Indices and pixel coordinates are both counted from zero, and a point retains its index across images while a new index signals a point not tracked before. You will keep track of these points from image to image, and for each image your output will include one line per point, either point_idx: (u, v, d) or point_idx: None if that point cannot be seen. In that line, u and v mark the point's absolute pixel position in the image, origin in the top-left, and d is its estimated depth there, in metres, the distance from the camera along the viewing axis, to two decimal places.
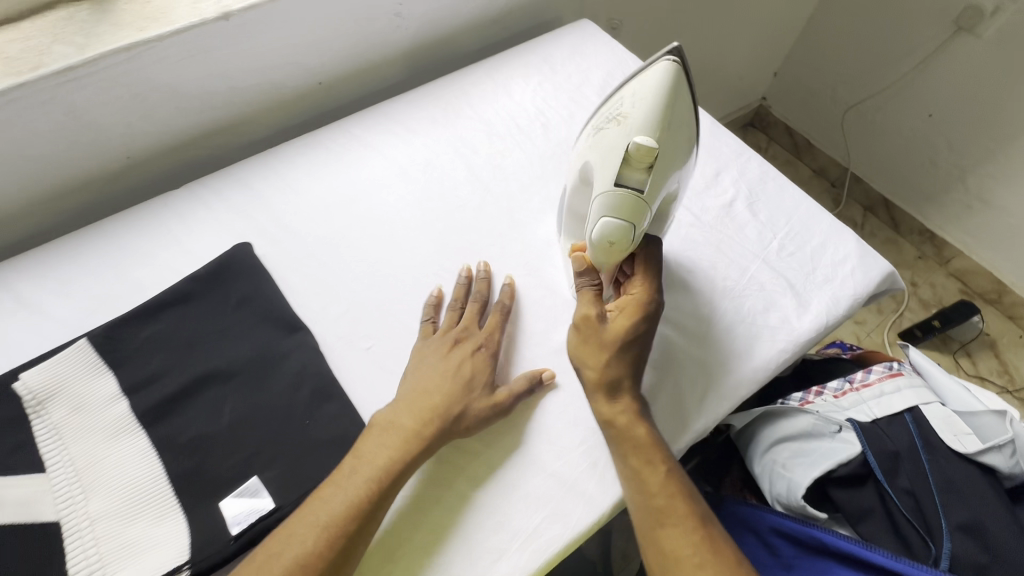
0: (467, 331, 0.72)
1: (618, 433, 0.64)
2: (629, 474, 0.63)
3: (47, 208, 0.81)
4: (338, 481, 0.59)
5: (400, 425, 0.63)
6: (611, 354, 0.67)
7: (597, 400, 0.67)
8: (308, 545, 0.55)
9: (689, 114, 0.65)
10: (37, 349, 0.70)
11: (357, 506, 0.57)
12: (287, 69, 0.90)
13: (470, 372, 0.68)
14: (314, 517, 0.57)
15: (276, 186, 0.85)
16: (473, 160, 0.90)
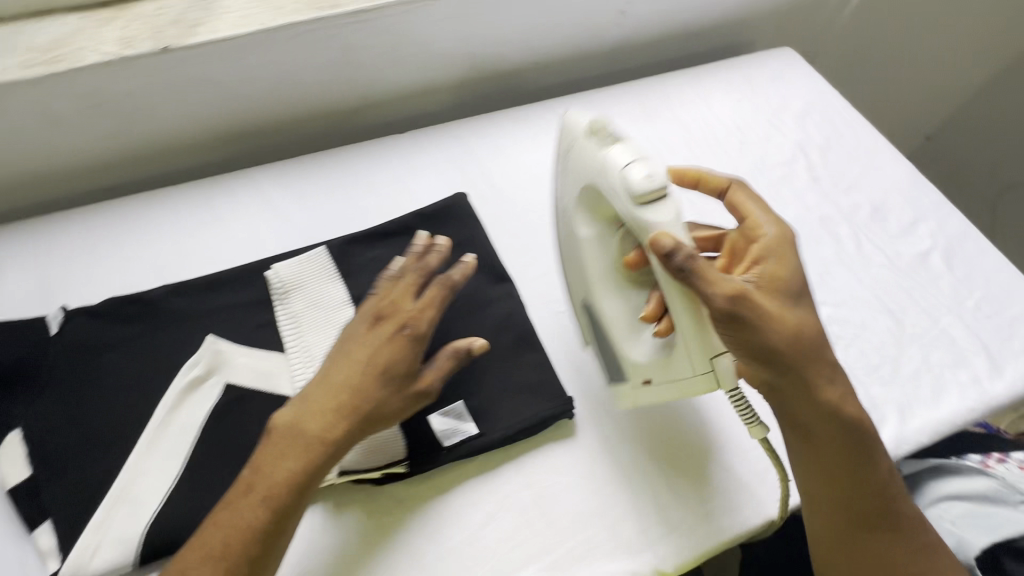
0: (397, 304, 0.63)
1: (832, 423, 0.59)
2: (841, 470, 0.59)
3: (292, 128, 0.91)
4: (262, 487, 0.55)
5: (310, 427, 0.57)
6: (792, 331, 0.57)
7: (772, 378, 0.58)
8: (229, 536, 0.53)
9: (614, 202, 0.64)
10: (280, 247, 0.80)
11: (254, 499, 0.54)
12: (514, 46, 0.96)
13: (394, 350, 0.60)
14: (252, 514, 0.54)
15: (487, 149, 0.93)
16: (669, 160, 0.94)
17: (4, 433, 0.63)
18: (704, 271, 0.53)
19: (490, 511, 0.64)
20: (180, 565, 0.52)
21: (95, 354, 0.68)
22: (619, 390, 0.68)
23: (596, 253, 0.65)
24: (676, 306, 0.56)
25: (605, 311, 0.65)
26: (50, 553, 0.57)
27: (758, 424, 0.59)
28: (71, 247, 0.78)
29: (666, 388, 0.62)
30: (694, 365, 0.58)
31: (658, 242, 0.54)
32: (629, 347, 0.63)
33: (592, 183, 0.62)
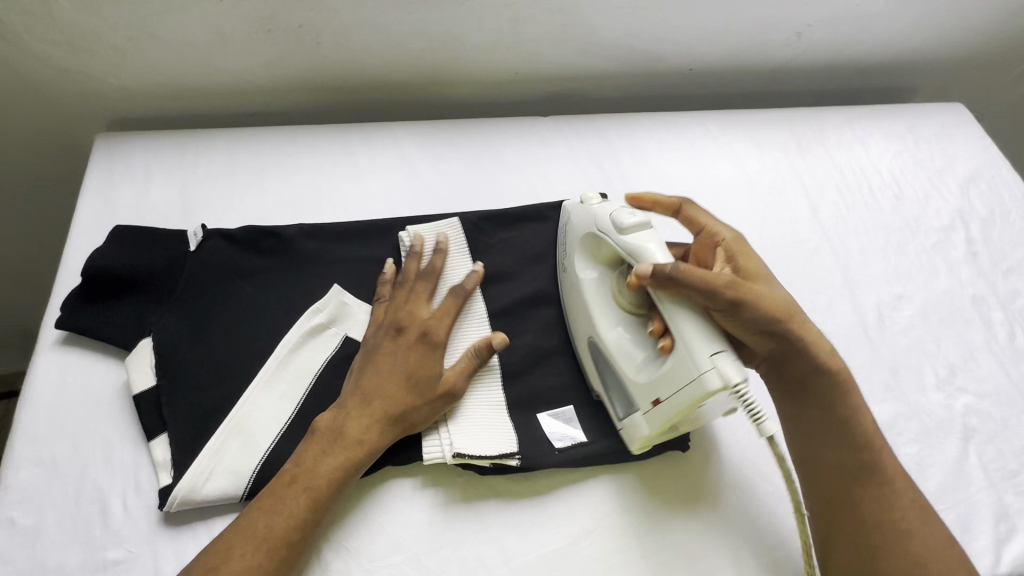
0: (414, 312, 0.65)
1: (819, 379, 0.61)
2: (836, 426, 0.60)
3: (438, 90, 0.89)
4: (307, 482, 0.55)
5: (346, 426, 0.58)
6: (783, 310, 0.59)
7: (776, 347, 0.60)
8: (270, 524, 0.53)
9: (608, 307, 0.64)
10: (412, 208, 0.79)
11: (298, 492, 0.54)
12: (679, 48, 0.92)
13: (420, 358, 0.62)
14: (295, 504, 0.54)
15: (629, 149, 0.89)
16: (817, 200, 0.88)
17: (135, 339, 0.64)
18: (692, 273, 0.55)
19: (587, 526, 0.61)
20: (226, 542, 0.51)
21: (227, 278, 0.68)
22: (627, 423, 0.62)
23: (596, 293, 0.66)
24: (681, 321, 0.56)
25: (611, 339, 0.63)
26: (163, 466, 0.58)
27: (767, 421, 0.55)
28: (215, 166, 0.78)
29: (674, 405, 0.56)
30: (700, 365, 0.54)
31: (641, 270, 0.57)
32: (636, 372, 0.61)
33: (592, 231, 0.66)
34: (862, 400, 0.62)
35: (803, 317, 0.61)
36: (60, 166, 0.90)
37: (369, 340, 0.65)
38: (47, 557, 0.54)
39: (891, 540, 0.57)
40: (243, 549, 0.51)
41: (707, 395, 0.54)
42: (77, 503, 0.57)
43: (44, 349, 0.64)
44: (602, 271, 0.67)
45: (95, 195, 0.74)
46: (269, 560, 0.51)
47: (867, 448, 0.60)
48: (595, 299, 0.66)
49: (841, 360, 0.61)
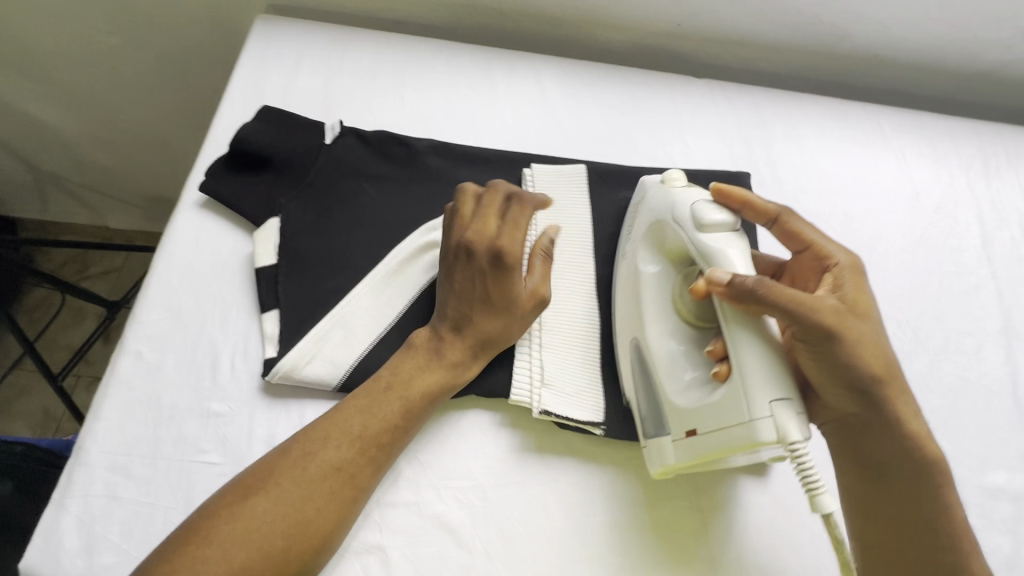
0: (488, 233, 0.60)
1: (903, 453, 0.52)
2: (912, 491, 0.52)
3: (591, 31, 0.84)
4: (399, 390, 0.56)
5: (439, 347, 0.58)
6: (883, 361, 0.51)
7: (859, 412, 0.52)
8: (366, 421, 0.54)
9: (658, 314, 0.59)
10: (541, 147, 0.76)
11: (393, 398, 0.55)
12: (874, 29, 0.80)
13: (499, 284, 0.59)
14: (390, 410, 0.55)
15: (785, 131, 0.80)
16: (991, 232, 0.77)
17: (264, 217, 0.66)
18: (780, 294, 0.48)
19: (654, 507, 0.59)
20: (324, 431, 0.53)
21: (354, 177, 0.69)
22: (652, 443, 0.57)
23: (653, 291, 0.60)
24: (744, 347, 0.49)
25: (657, 349, 0.58)
26: (270, 339, 0.61)
27: (824, 495, 0.47)
28: (359, 66, 0.78)
29: (712, 441, 0.51)
30: (753, 409, 0.47)
31: (715, 275, 0.51)
32: (675, 393, 0.55)
33: (664, 220, 0.59)
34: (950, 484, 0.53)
35: (901, 382, 0.52)
36: (217, 44, 0.94)
37: (453, 240, 0.61)
38: (161, 394, 0.59)
39: None
40: (339, 441, 0.52)
41: (755, 445, 0.47)
42: (192, 354, 0.61)
43: (185, 207, 0.68)
44: (667, 268, 0.60)
45: (248, 73, 0.77)
46: (362, 456, 0.53)
47: (950, 540, 0.52)
48: (651, 296, 0.60)
49: (931, 439, 0.53)
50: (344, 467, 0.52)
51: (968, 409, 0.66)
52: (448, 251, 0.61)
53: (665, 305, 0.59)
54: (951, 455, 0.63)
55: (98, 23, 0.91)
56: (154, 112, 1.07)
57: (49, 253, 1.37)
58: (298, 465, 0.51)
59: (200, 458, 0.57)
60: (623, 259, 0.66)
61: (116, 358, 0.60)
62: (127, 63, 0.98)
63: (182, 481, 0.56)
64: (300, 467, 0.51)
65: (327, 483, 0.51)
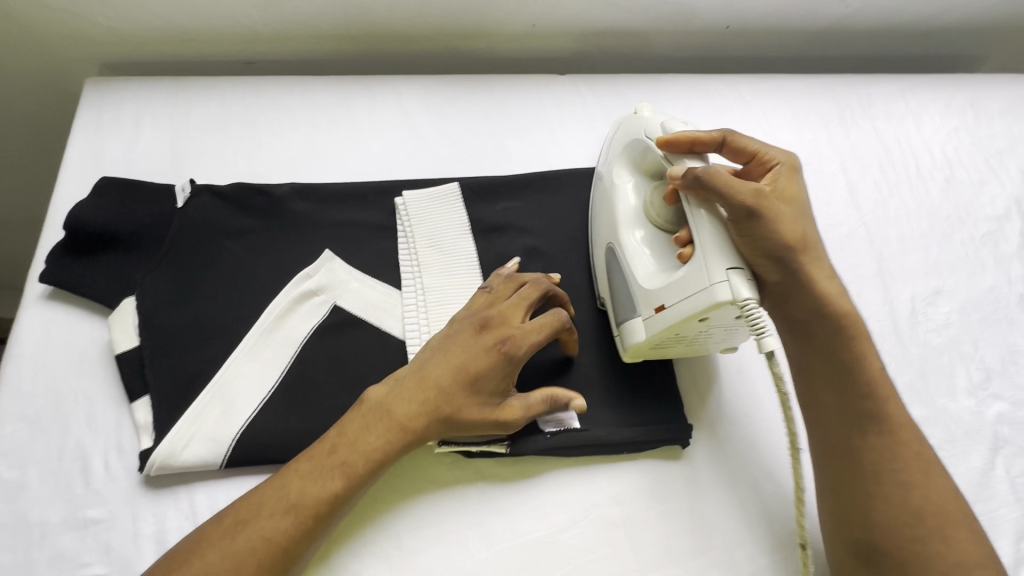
0: (506, 319, 0.58)
1: (825, 327, 0.56)
2: (846, 376, 0.55)
3: (449, 42, 0.83)
4: (344, 458, 0.52)
5: (393, 412, 0.54)
6: (802, 240, 0.55)
7: (784, 281, 0.55)
8: (303, 489, 0.50)
9: (625, 218, 0.62)
10: (412, 170, 0.74)
11: (336, 465, 0.51)
12: (717, 3, 0.82)
13: (495, 377, 0.55)
14: (331, 480, 0.51)
15: (652, 113, 0.81)
16: (855, 179, 0.80)
17: (118, 297, 0.62)
18: (721, 176, 0.53)
19: (575, 514, 0.59)
20: (259, 497, 0.50)
21: (214, 236, 0.65)
22: (623, 328, 0.60)
23: (627, 198, 0.63)
24: (703, 225, 0.54)
25: (628, 244, 0.60)
26: (144, 429, 0.57)
27: (770, 338, 0.51)
28: (207, 117, 0.74)
29: (676, 312, 0.54)
30: (712, 274, 0.51)
31: (674, 173, 0.56)
32: (644, 277, 0.58)
33: (639, 137, 0.63)
34: (881, 369, 0.56)
35: (817, 252, 0.56)
36: (58, 111, 0.87)
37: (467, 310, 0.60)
38: (28, 512, 0.54)
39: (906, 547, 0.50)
40: (272, 509, 0.49)
41: (715, 306, 0.51)
42: (58, 461, 0.56)
43: (28, 303, 0.62)
44: (639, 182, 0.64)
45: (84, 142, 0.71)
46: (296, 526, 0.49)
47: (910, 468, 0.53)
48: (623, 204, 0.63)
49: (851, 303, 0.56)
50: (277, 539, 0.48)
51: None
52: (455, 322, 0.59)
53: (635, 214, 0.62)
54: None
55: None
56: None
57: None
58: (229, 535, 0.48)
59: (82, 573, 0.53)
60: (597, 179, 0.69)
61: None
62: None
63: None
64: (230, 538, 0.48)
65: (257, 557, 0.47)
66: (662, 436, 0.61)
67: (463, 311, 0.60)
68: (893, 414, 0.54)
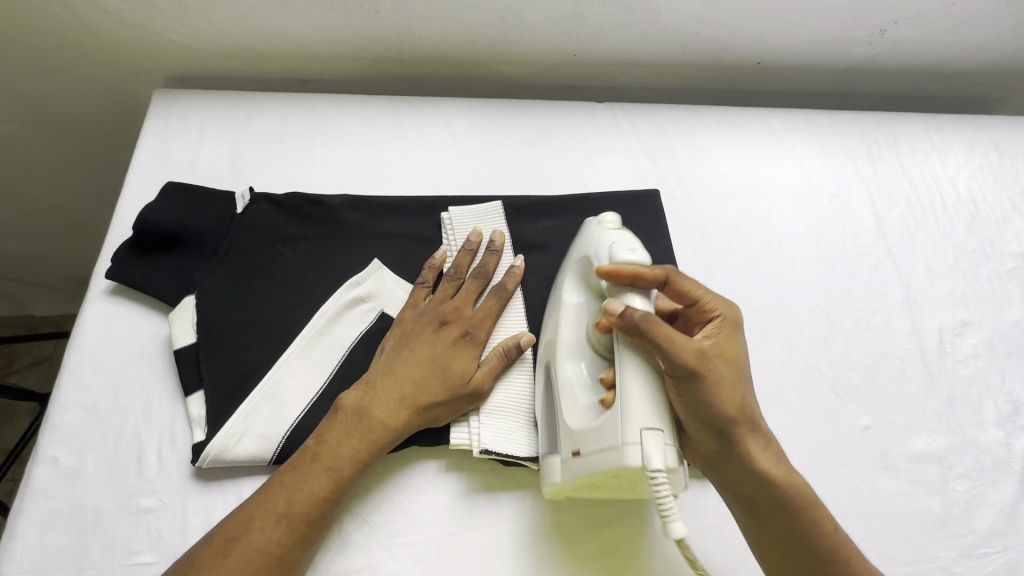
0: (459, 308, 0.64)
1: (772, 495, 0.52)
2: (798, 538, 0.53)
3: (494, 68, 0.87)
4: (328, 465, 0.54)
5: (369, 413, 0.57)
6: (741, 406, 0.52)
7: (719, 449, 0.52)
8: (292, 498, 0.52)
9: (564, 344, 0.59)
10: (457, 188, 0.77)
11: (322, 471, 0.54)
12: (751, 40, 0.86)
13: (463, 358, 0.61)
14: (317, 482, 0.53)
15: (686, 142, 0.85)
16: (883, 212, 0.83)
17: (178, 295, 0.65)
18: (658, 331, 0.50)
19: (609, 527, 0.60)
20: (247, 513, 0.51)
21: (269, 242, 0.69)
22: (545, 462, 0.57)
23: (570, 320, 0.60)
24: (631, 377, 0.51)
25: (562, 372, 0.58)
26: (198, 423, 0.59)
27: (676, 522, 0.47)
28: (266, 130, 0.78)
29: (591, 463, 0.51)
30: (626, 434, 0.49)
31: (609, 307, 0.53)
32: (569, 410, 0.55)
33: (591, 254, 0.61)
34: (828, 514, 0.54)
35: (756, 418, 0.53)
36: (118, 119, 0.91)
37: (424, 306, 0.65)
38: (84, 499, 0.56)
39: None
40: (264, 521, 0.51)
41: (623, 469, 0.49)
42: (115, 451, 0.58)
43: (94, 297, 0.65)
44: (589, 299, 0.61)
45: (151, 149, 0.75)
46: (291, 534, 0.51)
47: None
48: (567, 324, 0.60)
49: (791, 466, 0.54)
50: (273, 550, 0.50)
51: (886, 381, 0.71)
52: (412, 323, 0.63)
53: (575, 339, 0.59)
54: (877, 429, 0.67)
55: None
56: (60, 195, 1.02)
57: None
58: (221, 554, 0.49)
59: (133, 560, 0.54)
60: (551, 286, 0.66)
61: (31, 468, 0.57)
62: (24, 151, 0.93)
63: None
64: (222, 556, 0.49)
65: (256, 569, 0.49)
66: None
67: (412, 311, 0.65)
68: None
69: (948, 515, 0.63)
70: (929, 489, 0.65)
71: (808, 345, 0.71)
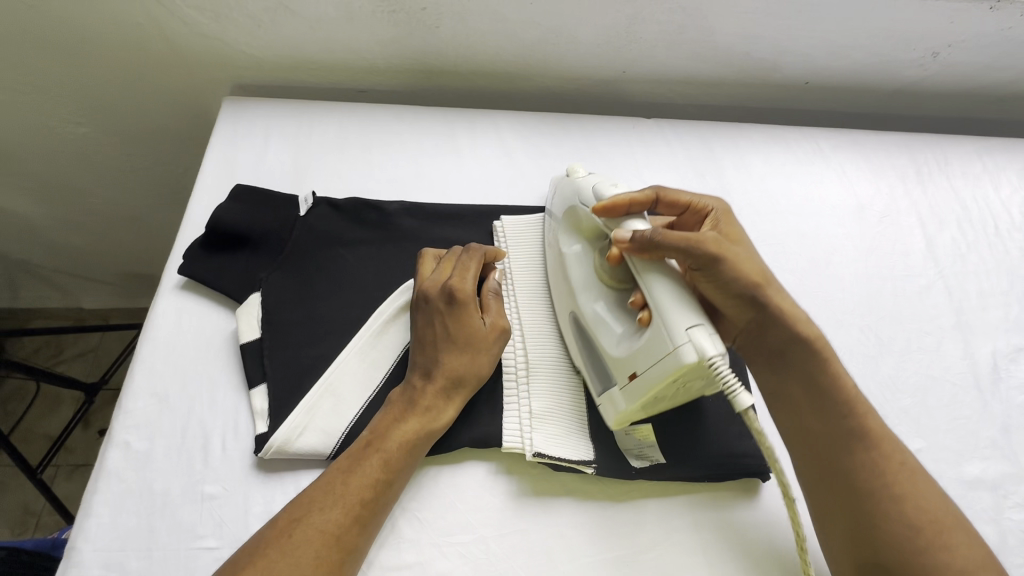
0: (462, 288, 0.63)
1: (801, 356, 0.57)
2: (828, 402, 0.57)
3: (544, 83, 0.90)
4: (381, 450, 0.56)
5: (420, 403, 0.59)
6: (760, 274, 0.57)
7: (753, 318, 0.58)
8: (349, 482, 0.54)
9: (579, 291, 0.63)
10: (509, 198, 0.79)
11: (374, 454, 0.56)
12: (800, 60, 0.87)
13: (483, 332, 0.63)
14: (371, 466, 0.55)
15: (732, 159, 0.86)
16: (933, 234, 0.82)
17: (244, 292, 0.68)
18: (669, 236, 0.54)
19: (656, 537, 0.60)
20: (309, 496, 0.53)
21: (329, 244, 0.71)
22: (605, 397, 0.60)
23: (578, 266, 0.64)
24: (656, 287, 0.54)
25: (588, 313, 0.61)
26: (260, 415, 0.62)
27: (740, 394, 0.50)
28: (327, 137, 0.82)
29: (650, 378, 0.54)
30: (675, 337, 0.51)
31: (618, 237, 0.57)
32: (612, 346, 0.58)
33: (574, 203, 0.65)
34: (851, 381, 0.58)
35: (779, 285, 0.59)
36: (184, 124, 0.96)
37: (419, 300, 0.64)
38: (154, 482, 0.59)
39: (903, 550, 0.51)
40: (324, 504, 0.53)
41: (683, 368, 0.51)
42: (182, 438, 0.61)
43: (165, 291, 0.69)
44: (585, 244, 0.65)
45: (220, 153, 0.79)
46: (349, 517, 0.53)
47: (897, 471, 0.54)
48: (576, 271, 0.64)
49: (817, 327, 0.58)
50: (331, 530, 0.52)
51: (937, 404, 0.70)
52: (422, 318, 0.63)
53: (591, 279, 0.63)
54: (928, 452, 0.66)
55: (67, 117, 0.93)
56: (124, 195, 1.08)
57: (21, 342, 1.33)
58: (285, 534, 0.51)
59: (198, 544, 0.56)
60: (546, 251, 0.71)
61: (104, 451, 0.60)
62: (95, 151, 0.99)
63: (180, 570, 0.55)
64: (286, 536, 0.51)
65: (316, 548, 0.51)
66: (747, 472, 0.62)
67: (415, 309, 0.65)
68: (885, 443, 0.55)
69: (1004, 544, 0.62)
70: (983, 517, 0.64)
71: (857, 364, 0.71)
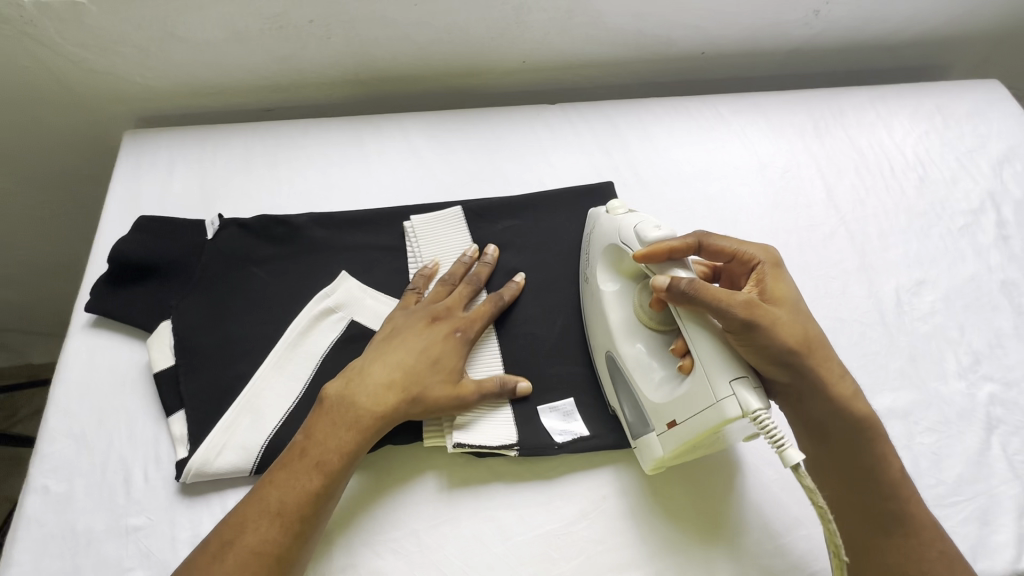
0: (451, 308, 0.67)
1: (844, 424, 0.58)
2: (869, 467, 0.57)
3: (449, 81, 0.91)
4: (317, 459, 0.56)
5: (355, 409, 0.59)
6: (802, 340, 0.56)
7: (793, 382, 0.57)
8: (283, 497, 0.54)
9: (613, 343, 0.63)
10: (419, 197, 0.80)
11: (309, 465, 0.56)
12: (691, 31, 0.90)
13: (450, 352, 0.63)
14: (308, 479, 0.55)
15: (637, 133, 0.88)
16: (834, 183, 0.86)
17: (155, 321, 0.68)
18: (708, 291, 0.54)
19: (584, 508, 0.62)
20: (241, 515, 0.54)
21: (239, 264, 0.72)
22: (641, 442, 0.60)
23: (618, 307, 0.64)
24: (699, 341, 0.55)
25: (628, 357, 0.61)
26: (180, 440, 0.62)
27: (791, 449, 0.49)
28: (233, 158, 0.82)
29: (690, 427, 0.55)
30: (718, 391, 0.52)
31: (658, 283, 0.56)
32: (654, 393, 0.59)
33: (615, 242, 0.65)
34: (893, 447, 0.59)
35: (827, 350, 0.58)
36: (96, 163, 0.95)
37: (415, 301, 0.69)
38: (76, 521, 0.58)
39: None
40: (257, 522, 0.53)
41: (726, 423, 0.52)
42: (103, 474, 0.61)
43: (76, 330, 0.68)
44: (625, 284, 0.65)
45: (124, 186, 0.79)
46: (284, 534, 0.53)
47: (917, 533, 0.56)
48: (615, 311, 0.64)
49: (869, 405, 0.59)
50: (267, 549, 0.52)
51: (847, 344, 0.72)
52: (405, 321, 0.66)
53: (627, 328, 0.63)
54: None
55: None
56: (48, 242, 1.06)
57: None
58: (218, 557, 0.51)
59: None
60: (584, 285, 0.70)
61: (23, 498, 0.59)
62: (8, 201, 0.97)
63: None
64: (219, 560, 0.51)
65: (252, 568, 0.51)
66: None
67: (404, 309, 0.67)
68: (915, 514, 0.57)
69: (916, 469, 0.65)
70: (896, 445, 0.66)
71: None
